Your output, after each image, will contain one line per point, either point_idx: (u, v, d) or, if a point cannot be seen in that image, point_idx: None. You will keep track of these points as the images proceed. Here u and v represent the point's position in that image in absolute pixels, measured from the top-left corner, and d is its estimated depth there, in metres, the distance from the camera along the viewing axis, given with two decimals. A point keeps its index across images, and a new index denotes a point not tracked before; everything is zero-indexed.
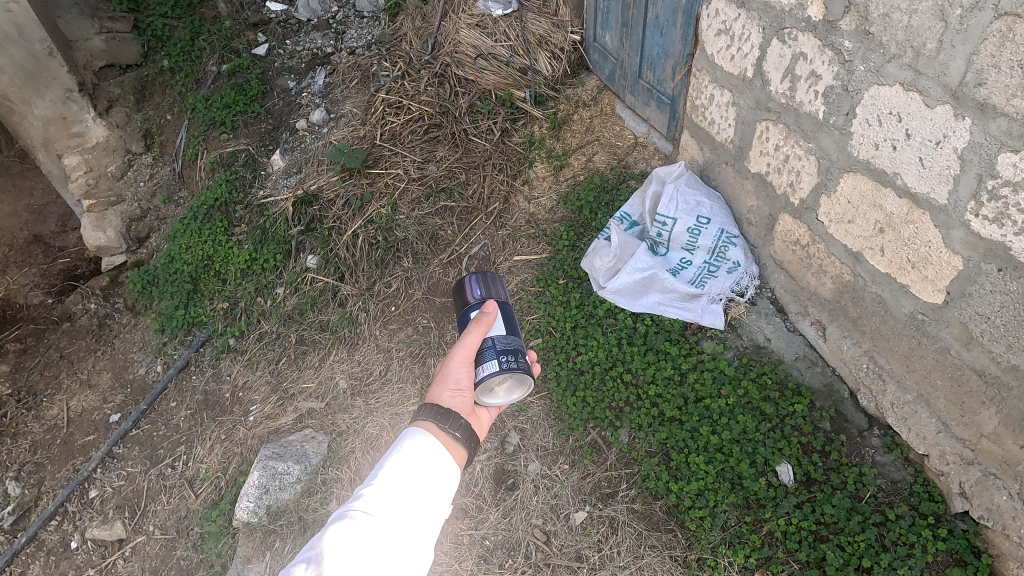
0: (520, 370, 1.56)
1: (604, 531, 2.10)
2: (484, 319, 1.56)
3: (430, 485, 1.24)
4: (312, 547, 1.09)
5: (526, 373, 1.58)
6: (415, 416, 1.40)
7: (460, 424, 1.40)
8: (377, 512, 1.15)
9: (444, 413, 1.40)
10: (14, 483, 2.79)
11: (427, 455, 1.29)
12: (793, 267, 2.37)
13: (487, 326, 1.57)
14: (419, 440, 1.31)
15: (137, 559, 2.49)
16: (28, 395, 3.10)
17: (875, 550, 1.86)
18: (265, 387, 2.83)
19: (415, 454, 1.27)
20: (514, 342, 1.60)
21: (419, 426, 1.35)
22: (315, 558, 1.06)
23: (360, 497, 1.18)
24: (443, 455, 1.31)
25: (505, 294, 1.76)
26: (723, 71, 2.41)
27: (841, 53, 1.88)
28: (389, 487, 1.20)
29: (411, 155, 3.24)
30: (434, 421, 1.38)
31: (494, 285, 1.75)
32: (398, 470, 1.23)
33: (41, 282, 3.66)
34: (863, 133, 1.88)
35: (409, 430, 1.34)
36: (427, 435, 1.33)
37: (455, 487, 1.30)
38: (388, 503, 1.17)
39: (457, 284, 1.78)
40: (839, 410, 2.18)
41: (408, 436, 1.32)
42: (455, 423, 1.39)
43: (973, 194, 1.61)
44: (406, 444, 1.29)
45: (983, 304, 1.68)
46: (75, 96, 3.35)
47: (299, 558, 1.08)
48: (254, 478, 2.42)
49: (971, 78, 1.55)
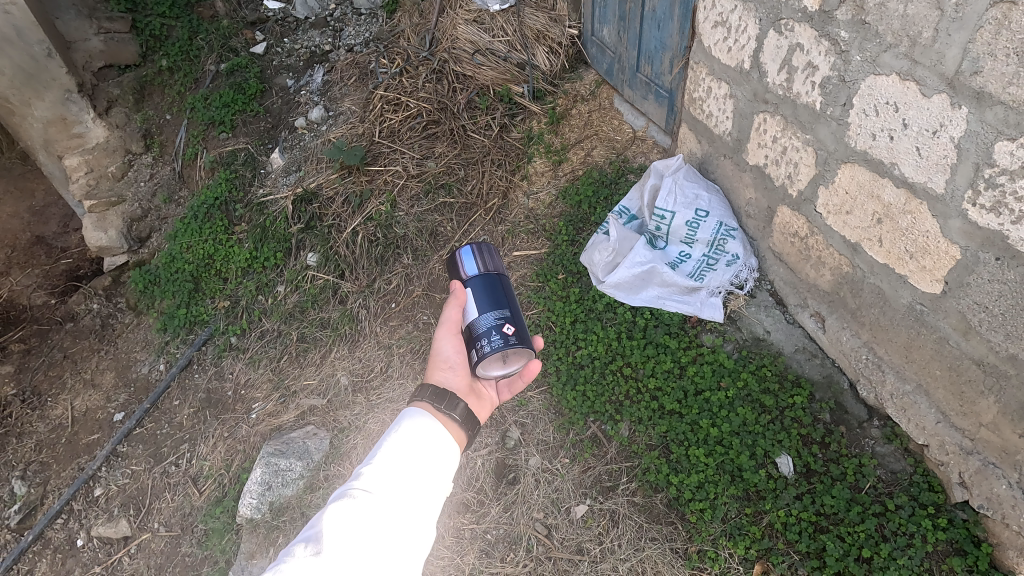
0: (510, 346, 1.59)
1: (604, 524, 2.11)
2: (456, 292, 1.65)
3: (429, 465, 1.25)
4: (312, 527, 1.09)
5: (522, 346, 1.62)
6: (413, 398, 1.43)
7: (459, 406, 1.43)
8: (377, 490, 1.16)
9: (442, 394, 1.42)
10: (19, 483, 2.81)
11: (427, 434, 1.30)
12: (792, 259, 2.37)
13: (465, 298, 1.65)
14: (417, 420, 1.32)
15: (143, 556, 2.51)
16: (32, 395, 3.12)
17: (874, 540, 1.87)
18: (267, 384, 2.85)
19: (414, 433, 1.28)
20: (501, 319, 1.62)
21: (418, 408, 1.38)
22: (314, 536, 1.07)
23: (360, 476, 1.19)
24: (442, 435, 1.32)
25: (500, 266, 1.77)
26: (721, 63, 2.40)
27: (838, 44, 1.87)
28: (388, 465, 1.21)
29: (409, 152, 3.24)
30: (433, 404, 1.40)
31: (487, 258, 1.75)
32: (398, 449, 1.24)
33: (44, 283, 3.68)
34: (860, 123, 1.88)
35: (408, 411, 1.36)
36: (426, 416, 1.34)
37: (455, 465, 1.31)
38: (388, 482, 1.18)
39: (450, 259, 1.79)
40: (839, 402, 2.18)
41: (406, 417, 1.33)
42: (453, 405, 1.41)
43: (970, 182, 1.61)
44: (405, 424, 1.31)
45: (981, 294, 1.67)
46: (74, 97, 3.37)
47: (300, 537, 1.08)
48: (257, 475, 2.43)
49: (967, 66, 1.54)
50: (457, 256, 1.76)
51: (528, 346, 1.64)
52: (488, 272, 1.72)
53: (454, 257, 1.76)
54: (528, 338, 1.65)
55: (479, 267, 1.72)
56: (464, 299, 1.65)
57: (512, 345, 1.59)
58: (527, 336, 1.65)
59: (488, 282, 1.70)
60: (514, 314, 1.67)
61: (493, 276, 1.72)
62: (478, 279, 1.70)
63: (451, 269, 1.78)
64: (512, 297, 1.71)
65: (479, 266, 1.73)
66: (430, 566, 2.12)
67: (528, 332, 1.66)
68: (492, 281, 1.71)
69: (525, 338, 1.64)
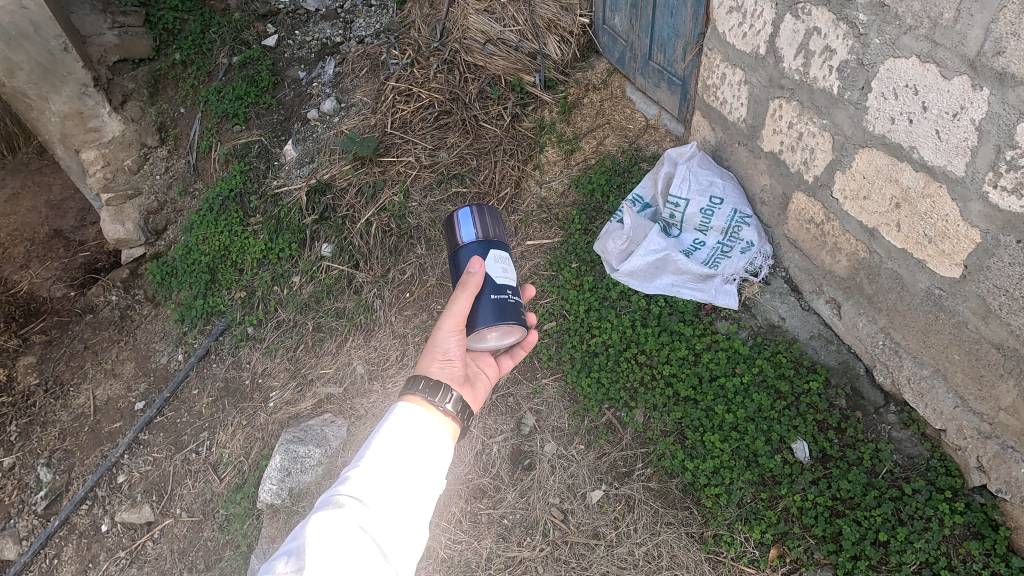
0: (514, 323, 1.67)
1: (620, 509, 2.14)
2: (472, 282, 1.54)
3: (419, 462, 1.26)
4: (294, 540, 1.08)
5: (518, 325, 1.69)
6: (406, 389, 1.42)
7: (452, 395, 1.42)
8: (364, 493, 1.16)
9: (435, 385, 1.42)
10: (46, 469, 2.89)
11: (415, 431, 1.31)
12: (806, 246, 2.37)
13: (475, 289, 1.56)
14: (405, 414, 1.33)
15: (166, 541, 2.56)
16: (55, 385, 3.18)
17: (891, 524, 1.88)
18: (283, 373, 2.89)
19: (400, 431, 1.29)
20: (505, 298, 1.67)
21: (408, 401, 1.37)
22: (296, 550, 1.05)
23: (346, 481, 1.19)
24: (431, 430, 1.33)
25: (498, 230, 1.80)
26: (735, 49, 2.38)
27: (856, 27, 1.86)
28: (374, 467, 1.21)
29: (422, 143, 3.26)
30: (424, 396, 1.39)
31: (486, 222, 1.78)
32: (387, 449, 1.25)
33: (63, 276, 3.73)
34: (879, 107, 1.87)
35: (396, 405, 1.36)
36: (416, 408, 1.35)
37: (449, 460, 1.33)
38: (375, 484, 1.18)
39: (447, 221, 1.81)
40: (855, 387, 2.17)
41: (393, 414, 1.33)
42: (447, 395, 1.41)
43: (991, 165, 1.60)
44: (393, 420, 1.31)
45: (1001, 277, 1.67)
46: (90, 91, 3.40)
47: (281, 551, 1.06)
48: (277, 461, 2.48)
49: (989, 47, 1.53)
50: (455, 220, 1.78)
51: (523, 323, 1.72)
52: (487, 238, 1.76)
53: (455, 219, 1.78)
54: (523, 314, 1.73)
55: (478, 233, 1.75)
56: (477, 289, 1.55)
57: (513, 325, 1.68)
58: (522, 312, 1.72)
59: (487, 248, 1.74)
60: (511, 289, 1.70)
61: (493, 242, 1.75)
62: (476, 245, 1.74)
63: (449, 231, 1.81)
64: (508, 267, 1.73)
65: (478, 231, 1.76)
66: (447, 551, 2.15)
67: (523, 309, 1.73)
68: (489, 247, 1.74)
69: (521, 317, 1.70)
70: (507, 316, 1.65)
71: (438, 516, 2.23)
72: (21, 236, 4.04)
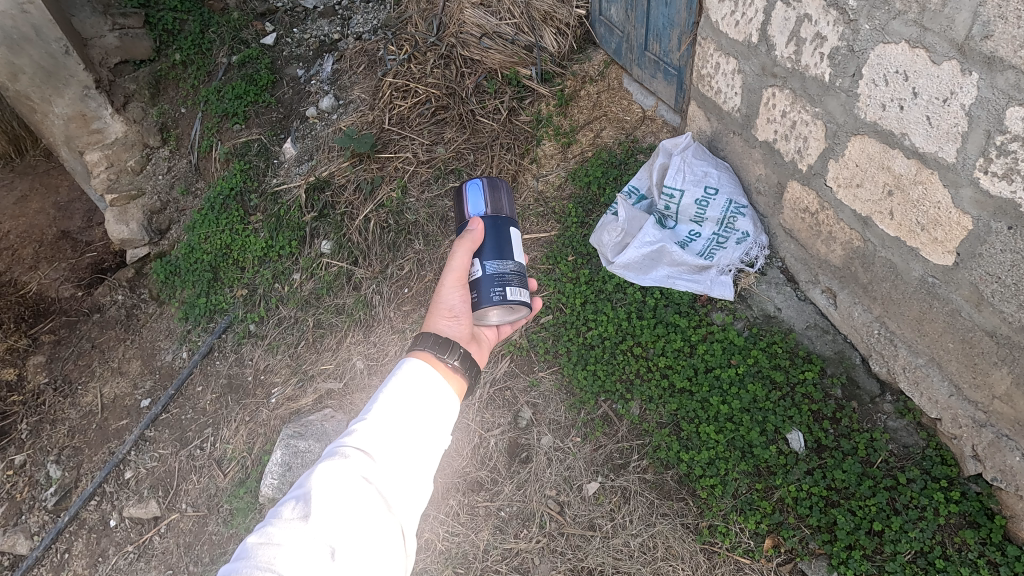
0: (517, 298, 1.69)
1: (615, 500, 2.15)
2: (468, 237, 1.69)
3: (425, 418, 1.27)
4: (300, 487, 1.08)
5: (521, 302, 1.71)
6: (414, 346, 1.45)
7: (458, 353, 1.46)
8: (371, 443, 1.17)
9: (443, 344, 1.45)
10: (55, 466, 2.95)
11: (421, 386, 1.32)
12: (802, 235, 2.35)
13: (472, 244, 1.70)
14: (414, 369, 1.35)
15: (172, 535, 2.61)
16: (63, 383, 3.24)
17: (885, 513, 1.88)
18: (285, 369, 2.92)
19: (407, 385, 1.31)
20: (508, 270, 1.70)
21: (416, 356, 1.40)
22: (303, 497, 1.05)
23: (352, 434, 1.19)
24: (439, 386, 1.35)
25: (507, 205, 1.82)
26: (728, 37, 2.36)
27: (846, 13, 1.84)
28: (381, 421, 1.22)
29: (419, 138, 3.26)
30: (432, 352, 1.43)
31: (497, 198, 1.80)
32: (393, 404, 1.26)
33: (71, 276, 3.79)
34: (870, 94, 1.85)
35: (404, 361, 1.38)
36: (423, 364, 1.37)
37: (454, 417, 1.35)
38: (382, 436, 1.19)
39: (457, 193, 1.83)
40: (851, 377, 2.16)
41: (401, 369, 1.34)
42: (453, 353, 1.45)
43: (982, 150, 1.58)
44: (400, 376, 1.33)
45: (993, 264, 1.65)
46: (93, 93, 3.43)
47: (288, 498, 1.07)
48: (277, 456, 2.50)
49: (977, 31, 1.51)
50: (464, 193, 1.79)
51: (528, 297, 1.75)
52: (497, 213, 1.77)
53: (463, 191, 1.80)
54: (526, 288, 1.74)
55: (488, 208, 1.77)
56: (473, 244, 1.70)
57: (515, 299, 1.69)
58: (525, 285, 1.74)
59: (497, 223, 1.75)
60: (517, 264, 1.73)
61: (503, 219, 1.77)
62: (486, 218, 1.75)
63: (457, 203, 1.82)
64: (516, 241, 1.77)
65: (488, 206, 1.77)
66: (445, 542, 2.17)
67: (526, 284, 1.75)
68: (501, 221, 1.76)
69: (524, 294, 1.73)
70: (513, 292, 1.69)
71: (436, 507, 2.26)
72: (30, 237, 4.10)
